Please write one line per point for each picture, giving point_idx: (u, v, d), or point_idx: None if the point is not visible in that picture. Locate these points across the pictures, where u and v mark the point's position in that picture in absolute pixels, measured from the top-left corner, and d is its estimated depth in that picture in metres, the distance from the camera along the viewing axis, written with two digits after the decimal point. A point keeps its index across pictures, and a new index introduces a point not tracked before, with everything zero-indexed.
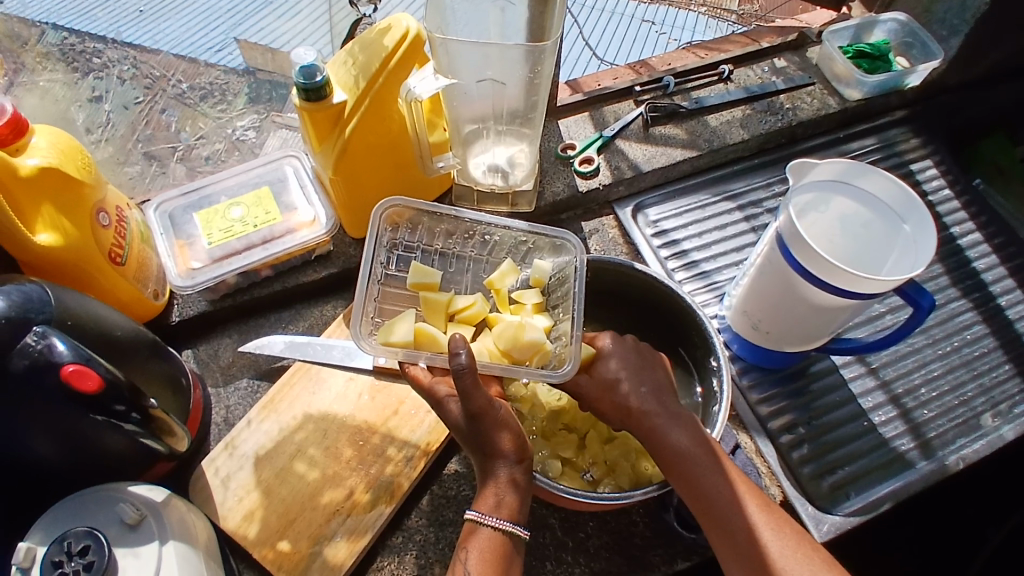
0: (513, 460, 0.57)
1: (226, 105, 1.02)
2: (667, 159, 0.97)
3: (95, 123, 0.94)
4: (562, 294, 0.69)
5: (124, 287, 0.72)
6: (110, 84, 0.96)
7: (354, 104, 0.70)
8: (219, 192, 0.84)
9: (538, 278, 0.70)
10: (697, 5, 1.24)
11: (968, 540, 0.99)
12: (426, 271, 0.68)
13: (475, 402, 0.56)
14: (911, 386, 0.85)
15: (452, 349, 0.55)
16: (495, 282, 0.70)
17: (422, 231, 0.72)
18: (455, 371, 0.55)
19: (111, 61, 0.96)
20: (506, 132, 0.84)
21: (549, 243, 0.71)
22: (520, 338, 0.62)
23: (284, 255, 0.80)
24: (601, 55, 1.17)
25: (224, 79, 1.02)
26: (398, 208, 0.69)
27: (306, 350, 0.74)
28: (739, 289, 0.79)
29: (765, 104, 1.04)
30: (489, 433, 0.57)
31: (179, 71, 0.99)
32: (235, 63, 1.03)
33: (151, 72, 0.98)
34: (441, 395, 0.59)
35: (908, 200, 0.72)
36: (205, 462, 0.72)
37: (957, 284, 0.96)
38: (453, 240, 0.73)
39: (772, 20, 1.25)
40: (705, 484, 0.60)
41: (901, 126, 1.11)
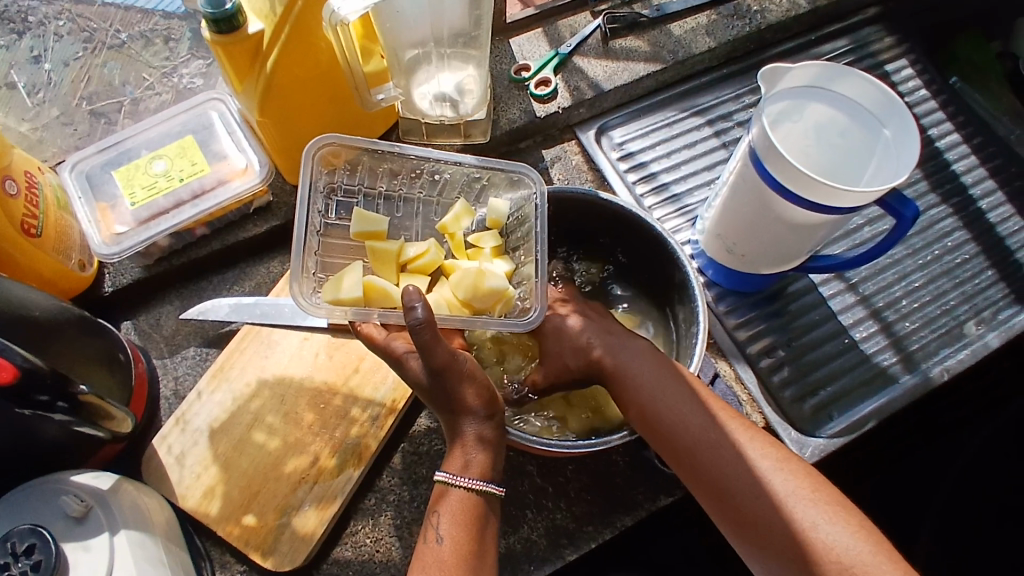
0: (482, 416, 0.53)
1: (170, 54, 0.92)
2: (629, 75, 0.90)
3: (37, 83, 0.90)
4: (522, 236, 0.65)
5: (45, 262, 0.66)
6: (48, 42, 0.92)
7: (272, 33, 0.62)
8: (139, 145, 0.76)
9: (495, 219, 0.65)
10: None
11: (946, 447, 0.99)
12: (372, 219, 0.62)
13: (437, 357, 0.51)
14: (892, 299, 0.82)
15: (405, 303, 0.50)
16: (449, 227, 0.64)
17: (362, 173, 0.65)
18: (412, 327, 0.50)
19: (46, 17, 0.92)
20: (452, 55, 0.76)
21: (504, 178, 0.66)
22: (480, 286, 0.58)
23: (218, 210, 0.73)
24: None
25: (165, 26, 0.94)
26: (332, 146, 0.61)
27: (253, 312, 0.68)
28: (713, 211, 0.74)
29: (731, 8, 0.97)
30: (454, 388, 0.52)
31: (116, 21, 0.93)
32: (173, 7, 0.95)
33: (89, 25, 0.93)
34: (400, 352, 0.54)
35: (889, 102, 0.67)
36: (157, 440, 0.67)
37: (937, 190, 0.92)
38: (398, 181, 0.67)
39: None
40: (674, 412, 0.57)
41: (875, 24, 1.04)
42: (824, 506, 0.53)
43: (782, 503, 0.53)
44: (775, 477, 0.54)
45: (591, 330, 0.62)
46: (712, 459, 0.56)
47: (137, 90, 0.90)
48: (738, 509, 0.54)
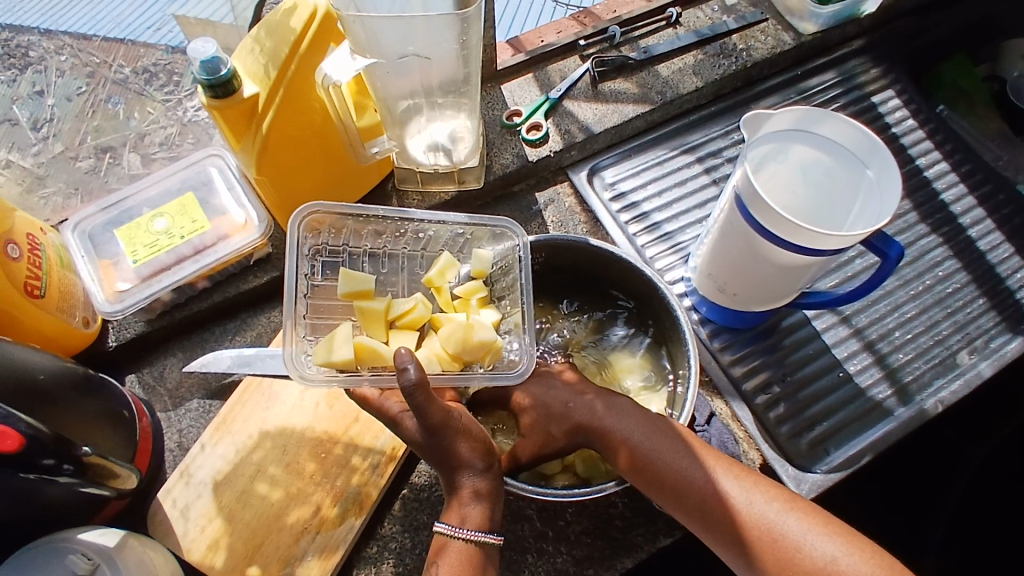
0: (478, 468, 0.54)
1: (174, 86, 0.92)
2: (619, 117, 0.92)
3: (40, 119, 0.86)
4: (507, 287, 0.67)
5: (47, 321, 0.67)
6: (49, 76, 0.86)
7: (268, 96, 0.64)
8: (141, 203, 0.78)
9: (479, 270, 0.66)
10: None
11: (948, 457, 0.98)
12: (360, 276, 0.63)
13: (433, 416, 0.52)
14: (885, 331, 0.83)
15: (398, 365, 0.50)
16: (434, 279, 0.65)
17: (347, 234, 0.67)
18: (405, 388, 0.50)
19: (49, 53, 0.86)
20: (444, 106, 0.77)
21: (488, 232, 0.68)
22: (470, 339, 0.59)
23: (218, 265, 0.75)
24: None
25: (168, 59, 0.92)
26: (318, 214, 0.64)
27: (253, 363, 0.70)
28: (703, 251, 0.76)
29: (717, 47, 0.99)
30: (450, 445, 0.53)
31: (119, 55, 0.90)
32: (178, 41, 0.91)
33: (91, 59, 0.88)
34: (395, 412, 0.57)
35: (871, 144, 0.68)
36: (161, 495, 0.68)
37: (926, 219, 0.93)
38: (383, 239, 0.69)
39: None
40: (669, 465, 0.57)
41: (860, 56, 1.06)
42: (839, 539, 0.53)
43: (794, 545, 0.53)
44: (783, 517, 0.54)
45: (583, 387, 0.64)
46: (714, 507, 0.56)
47: (141, 123, 0.91)
48: (750, 554, 0.54)
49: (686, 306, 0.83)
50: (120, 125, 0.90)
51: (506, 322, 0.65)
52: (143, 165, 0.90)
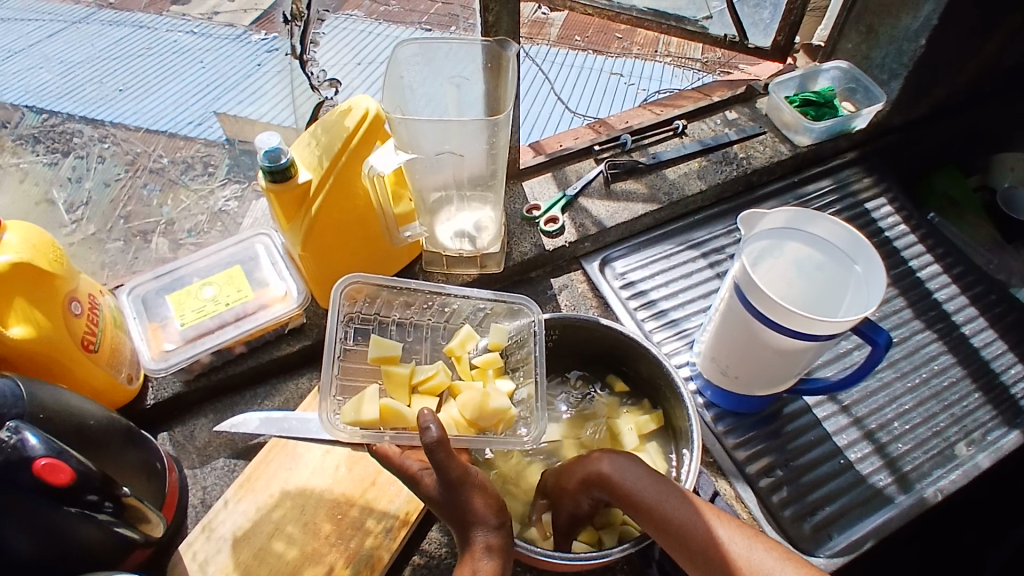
0: (490, 525, 0.56)
1: (209, 176, 0.99)
2: (629, 214, 1.00)
3: (78, 201, 0.90)
4: (524, 362, 0.72)
5: (99, 375, 0.73)
6: (90, 163, 0.91)
7: (319, 182, 0.72)
8: (191, 273, 0.86)
9: (497, 342, 0.73)
10: (661, 55, 1.28)
11: (968, 567, 0.95)
12: (388, 343, 0.70)
13: (452, 471, 0.56)
14: (884, 421, 0.86)
15: (421, 424, 0.56)
16: (455, 348, 0.72)
17: (380, 304, 0.74)
18: (427, 446, 0.55)
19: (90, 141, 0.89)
20: (471, 198, 0.87)
21: (506, 308, 0.75)
22: (486, 406, 0.64)
23: (257, 331, 0.82)
24: (573, 107, 1.20)
25: (205, 152, 0.97)
26: (356, 284, 0.71)
27: (281, 425, 0.73)
28: (706, 336, 0.81)
29: (719, 155, 1.09)
30: (464, 499, 0.56)
31: (159, 146, 0.93)
32: (217, 135, 0.96)
33: (131, 148, 0.92)
34: (414, 470, 0.59)
35: (857, 243, 0.75)
36: (183, 548, 0.71)
37: (921, 316, 0.98)
38: (411, 310, 0.76)
39: (736, 66, 1.32)
40: (671, 515, 0.57)
41: (853, 167, 1.16)
42: None
43: None
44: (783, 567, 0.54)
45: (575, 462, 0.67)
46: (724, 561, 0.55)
47: (174, 210, 0.98)
48: None
49: (692, 390, 0.87)
50: (152, 211, 0.96)
51: (522, 391, 0.69)
52: (170, 250, 0.98)
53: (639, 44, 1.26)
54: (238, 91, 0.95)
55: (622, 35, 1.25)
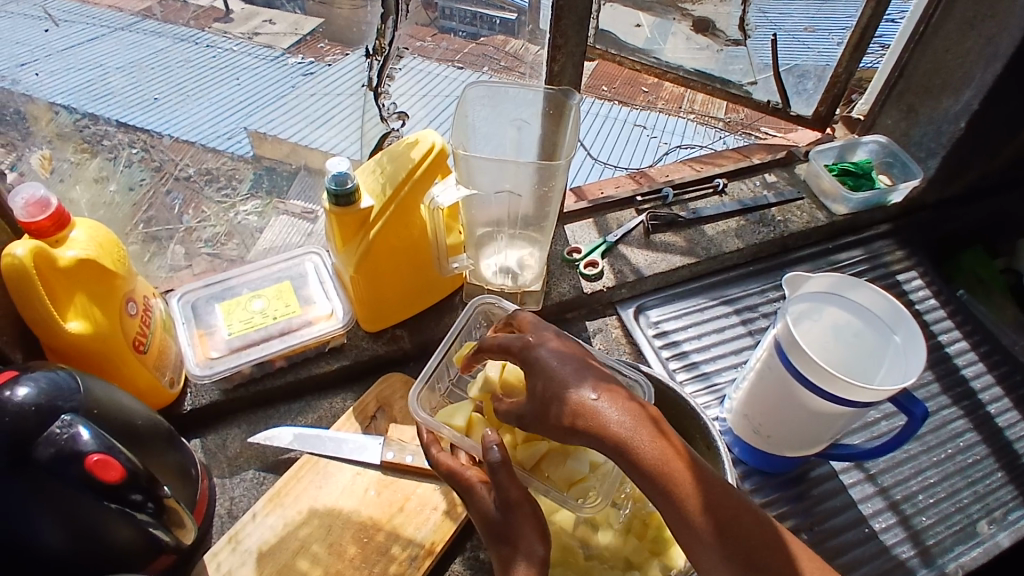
0: (534, 555, 0.57)
1: (231, 190, 0.97)
2: (667, 265, 1.02)
3: (99, 203, 0.87)
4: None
5: (144, 376, 0.74)
6: (117, 165, 0.87)
7: (380, 210, 0.75)
8: (242, 284, 0.88)
9: None
10: (685, 111, 1.23)
11: None
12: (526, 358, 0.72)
13: (510, 494, 0.58)
14: (909, 493, 0.86)
15: (484, 444, 0.57)
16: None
17: None
18: (489, 464, 0.57)
19: (120, 144, 0.85)
20: (518, 236, 0.89)
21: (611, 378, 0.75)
22: (563, 463, 0.66)
23: (300, 347, 0.84)
24: (594, 154, 1.22)
25: (231, 167, 0.94)
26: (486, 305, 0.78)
27: (314, 443, 0.77)
28: (739, 393, 0.82)
29: (757, 216, 1.11)
30: (517, 523, 0.58)
31: (187, 156, 0.90)
32: (243, 150, 0.92)
33: (160, 156, 0.88)
34: (472, 480, 0.61)
35: (897, 313, 0.76)
36: (207, 557, 0.71)
37: (948, 391, 0.99)
38: None
39: (756, 129, 1.30)
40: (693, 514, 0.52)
41: (886, 239, 1.18)
42: None
43: None
44: None
45: (568, 358, 0.61)
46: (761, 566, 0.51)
47: (193, 220, 0.96)
48: None
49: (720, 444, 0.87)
50: (171, 219, 0.95)
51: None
52: (184, 258, 1.00)
53: (665, 100, 1.20)
54: (270, 110, 0.91)
55: (648, 88, 1.17)
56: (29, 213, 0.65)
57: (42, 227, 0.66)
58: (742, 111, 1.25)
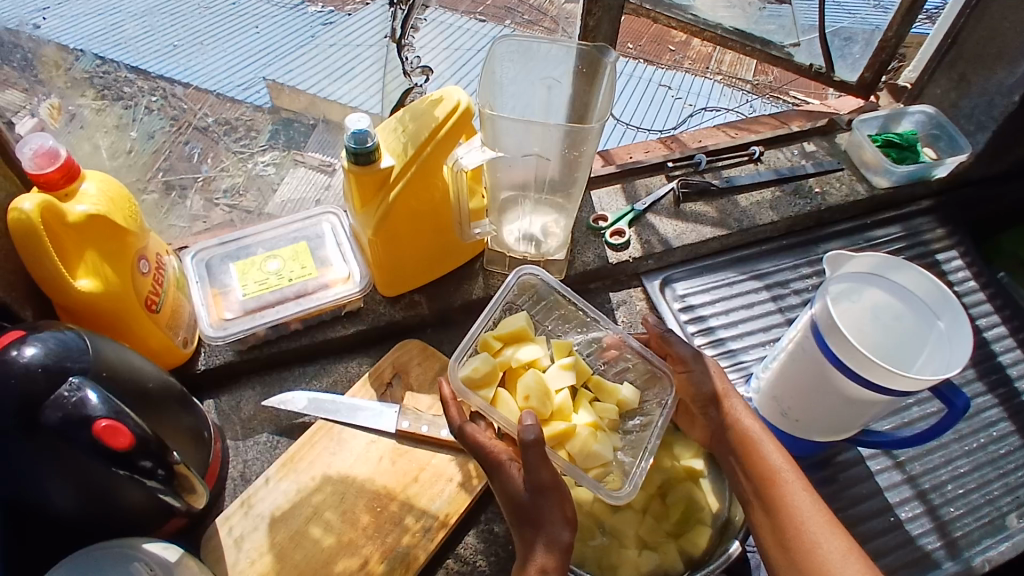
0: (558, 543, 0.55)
1: (249, 141, 0.92)
2: (696, 236, 0.98)
3: (119, 150, 0.84)
4: (639, 424, 0.71)
5: (157, 335, 0.72)
6: (138, 114, 0.84)
7: (400, 170, 0.71)
8: (256, 244, 0.86)
9: (627, 399, 0.71)
10: (711, 73, 1.15)
11: None
12: (557, 341, 0.73)
13: (542, 476, 0.56)
14: (938, 482, 0.83)
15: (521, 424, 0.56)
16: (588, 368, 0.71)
17: (540, 307, 0.78)
18: (523, 445, 0.55)
19: (141, 91, 0.83)
20: (543, 203, 0.85)
21: (645, 372, 0.73)
22: (589, 447, 0.65)
23: (316, 311, 0.81)
24: (617, 114, 1.15)
25: (250, 117, 0.90)
26: (528, 277, 0.76)
27: (328, 408, 0.76)
28: (768, 373, 0.78)
29: (794, 187, 1.06)
30: (545, 507, 0.56)
31: (206, 105, 0.86)
32: (263, 101, 0.88)
33: (179, 104, 0.85)
34: (501, 458, 0.59)
35: (944, 298, 0.72)
36: (219, 520, 0.70)
37: (983, 378, 0.95)
38: (564, 326, 0.78)
39: (785, 92, 1.22)
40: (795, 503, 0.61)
41: (927, 216, 1.12)
42: None
43: None
44: None
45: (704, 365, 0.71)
46: (803, 549, 0.59)
47: (212, 169, 0.92)
48: None
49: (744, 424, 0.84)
50: (191, 168, 0.91)
51: (622, 439, 0.70)
52: (203, 209, 0.95)
53: (692, 59, 1.12)
54: (291, 59, 0.87)
55: (675, 46, 1.10)
56: (37, 165, 0.63)
57: (50, 179, 0.63)
58: (772, 72, 1.19)
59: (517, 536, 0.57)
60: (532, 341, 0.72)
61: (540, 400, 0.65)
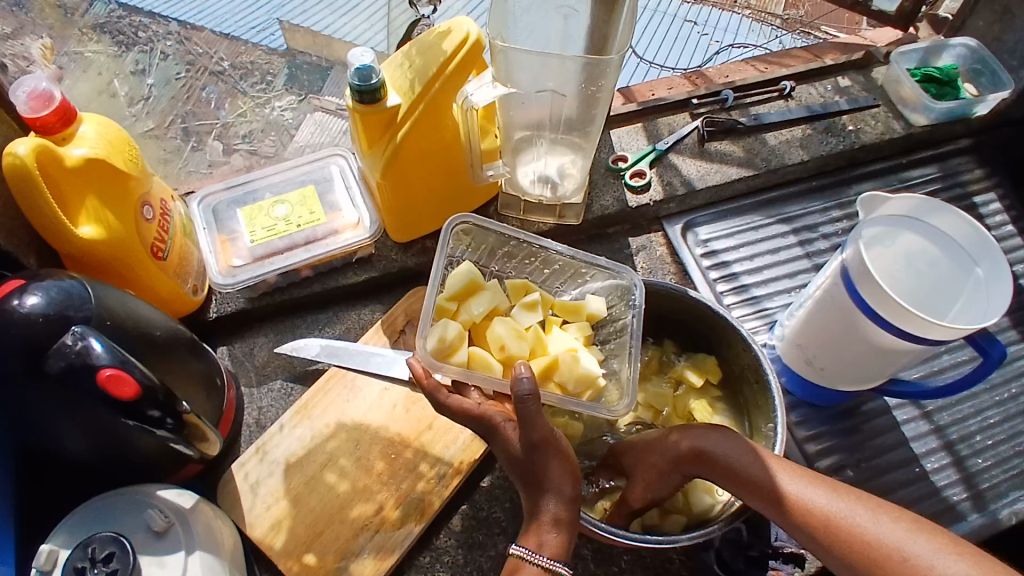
0: (563, 498, 0.53)
1: (266, 85, 0.94)
2: (721, 177, 0.93)
3: (137, 96, 0.88)
4: (615, 331, 0.70)
5: (165, 283, 0.71)
6: (153, 59, 0.89)
7: (408, 109, 0.68)
8: (264, 188, 0.84)
9: (595, 312, 0.70)
10: (740, 6, 1.10)
11: None
12: (511, 282, 0.69)
13: (537, 432, 0.54)
14: (967, 434, 0.80)
15: (514, 374, 0.54)
16: (547, 296, 0.70)
17: (482, 253, 0.73)
18: (518, 397, 0.54)
19: (156, 36, 0.88)
20: (560, 142, 0.80)
21: (606, 277, 0.71)
22: (576, 369, 0.62)
23: (326, 257, 0.80)
24: (640, 52, 1.09)
25: (266, 60, 0.93)
26: (464, 226, 0.70)
27: (340, 355, 0.73)
28: (793, 321, 0.75)
29: (826, 124, 1.00)
30: (546, 464, 0.54)
31: (221, 49, 0.91)
32: (276, 44, 0.93)
33: (195, 49, 0.90)
34: (497, 420, 0.56)
35: (985, 243, 0.68)
36: (235, 466, 0.71)
37: (1019, 327, 0.91)
38: (512, 263, 0.74)
39: (818, 28, 1.14)
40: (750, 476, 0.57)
41: (966, 155, 1.05)
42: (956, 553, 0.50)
43: (900, 554, 0.51)
44: (878, 523, 0.52)
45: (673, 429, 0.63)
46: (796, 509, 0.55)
47: (230, 115, 0.93)
48: (838, 550, 0.53)
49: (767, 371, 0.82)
50: (209, 114, 0.92)
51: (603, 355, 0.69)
52: (222, 154, 0.93)
53: None
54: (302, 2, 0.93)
55: None
56: (32, 108, 0.61)
57: (47, 123, 0.61)
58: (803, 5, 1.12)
59: (524, 495, 0.55)
60: (484, 289, 0.67)
61: (518, 344, 0.63)
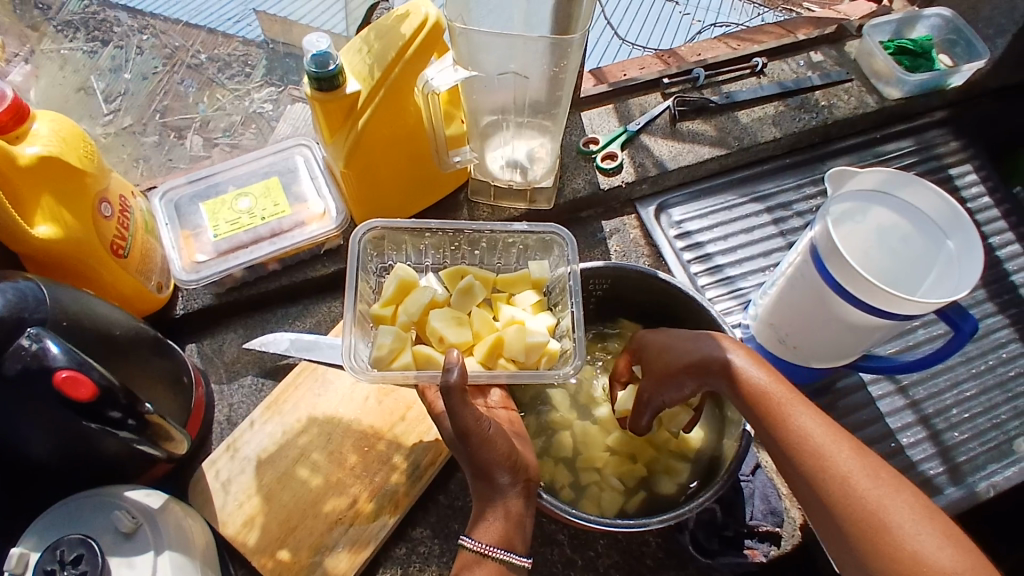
0: (507, 485, 0.53)
1: (245, 77, 0.93)
2: (693, 156, 0.93)
3: (112, 92, 0.87)
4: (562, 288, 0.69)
5: (128, 281, 0.70)
6: (130, 54, 0.88)
7: (368, 95, 0.66)
8: (227, 181, 0.82)
9: (540, 278, 0.68)
10: None
11: None
12: (445, 272, 0.68)
13: (463, 421, 0.52)
14: (942, 408, 0.81)
15: (444, 365, 0.53)
16: (486, 274, 0.69)
17: (408, 251, 0.72)
18: (444, 388, 0.52)
19: (131, 30, 0.88)
20: (528, 125, 0.80)
21: (538, 241, 0.71)
22: (524, 340, 0.61)
23: (293, 249, 0.78)
24: (623, 35, 1.08)
25: (241, 53, 0.93)
26: (375, 233, 0.69)
27: (310, 348, 0.74)
28: (767, 299, 0.74)
29: (799, 100, 0.99)
30: (479, 455, 0.53)
31: (198, 41, 0.91)
32: (253, 34, 0.93)
33: (170, 42, 0.90)
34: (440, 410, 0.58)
35: (955, 216, 0.68)
36: (206, 464, 0.70)
37: (994, 299, 0.91)
38: (442, 254, 0.73)
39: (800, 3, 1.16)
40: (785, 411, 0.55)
41: (941, 128, 1.05)
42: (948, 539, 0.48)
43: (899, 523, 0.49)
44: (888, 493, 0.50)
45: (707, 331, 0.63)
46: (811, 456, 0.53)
47: (210, 108, 0.92)
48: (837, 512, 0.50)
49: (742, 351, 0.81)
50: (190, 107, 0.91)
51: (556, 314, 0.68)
52: (201, 149, 0.91)
53: None
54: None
55: None
56: None
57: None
58: None
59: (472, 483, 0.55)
60: (418, 286, 0.65)
61: (457, 332, 0.62)
